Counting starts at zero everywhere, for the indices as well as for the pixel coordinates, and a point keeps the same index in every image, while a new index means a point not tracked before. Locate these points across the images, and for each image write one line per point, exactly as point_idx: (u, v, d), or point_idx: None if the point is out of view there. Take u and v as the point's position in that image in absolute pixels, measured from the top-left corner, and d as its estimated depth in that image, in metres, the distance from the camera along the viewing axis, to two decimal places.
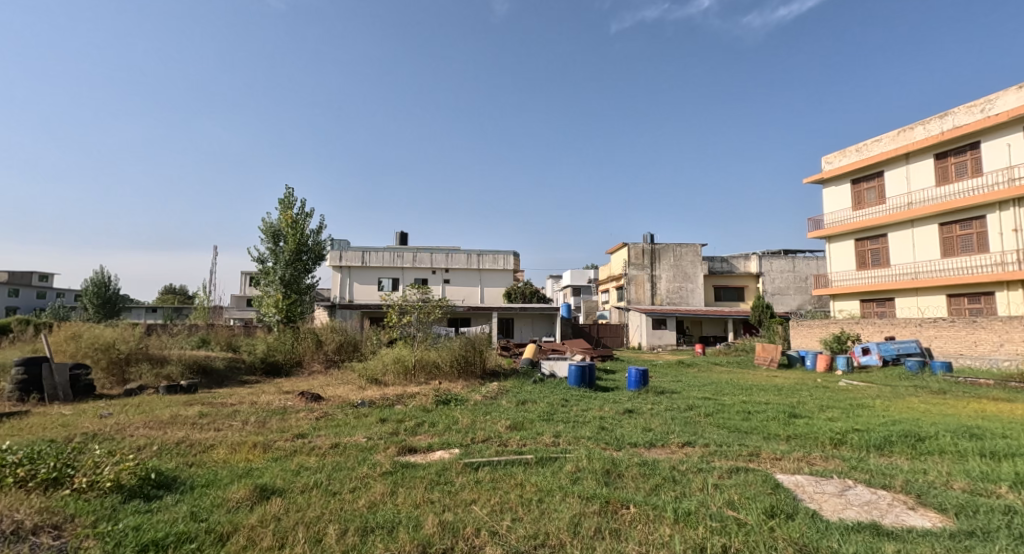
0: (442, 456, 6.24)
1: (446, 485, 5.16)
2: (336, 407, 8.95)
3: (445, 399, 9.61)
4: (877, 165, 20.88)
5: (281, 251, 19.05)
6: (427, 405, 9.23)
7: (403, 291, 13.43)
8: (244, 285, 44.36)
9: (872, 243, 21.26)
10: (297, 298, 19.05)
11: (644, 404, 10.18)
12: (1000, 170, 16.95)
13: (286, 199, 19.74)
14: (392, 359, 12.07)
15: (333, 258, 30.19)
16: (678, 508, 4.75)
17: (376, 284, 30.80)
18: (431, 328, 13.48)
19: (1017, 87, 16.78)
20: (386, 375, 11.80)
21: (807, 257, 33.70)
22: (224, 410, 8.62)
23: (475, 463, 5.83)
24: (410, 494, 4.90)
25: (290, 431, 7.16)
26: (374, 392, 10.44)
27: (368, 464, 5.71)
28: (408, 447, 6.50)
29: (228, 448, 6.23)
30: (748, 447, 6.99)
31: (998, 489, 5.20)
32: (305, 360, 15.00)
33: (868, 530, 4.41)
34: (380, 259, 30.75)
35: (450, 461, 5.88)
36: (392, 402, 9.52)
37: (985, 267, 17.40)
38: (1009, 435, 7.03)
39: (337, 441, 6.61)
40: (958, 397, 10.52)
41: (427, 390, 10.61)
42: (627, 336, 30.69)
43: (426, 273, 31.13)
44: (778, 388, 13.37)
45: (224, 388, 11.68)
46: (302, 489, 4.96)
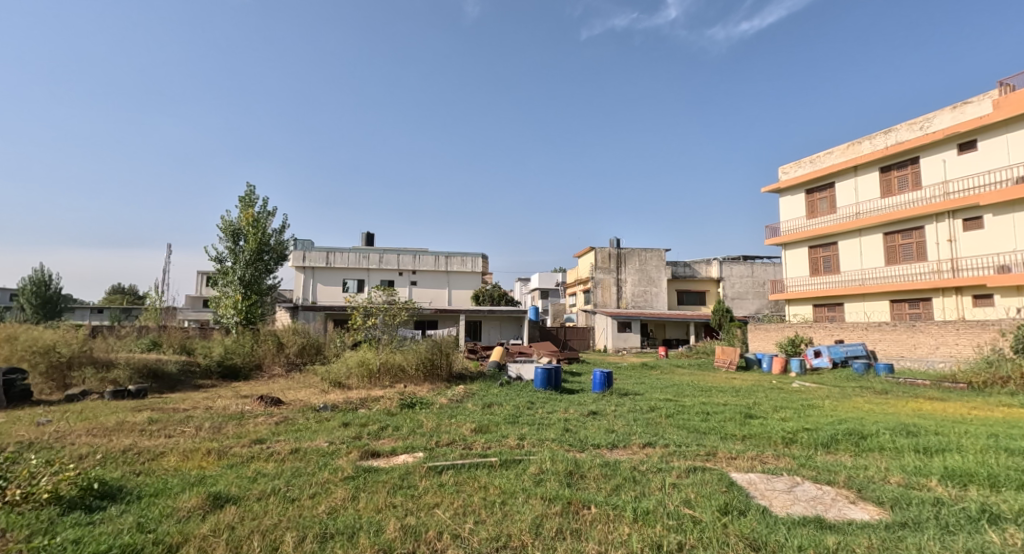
0: (405, 460, 6.26)
1: (409, 489, 5.19)
2: (297, 412, 8.82)
3: (410, 403, 9.59)
4: (828, 176, 21.85)
5: (241, 250, 18.57)
6: (392, 408, 9.22)
7: (368, 292, 13.22)
8: (199, 285, 43.04)
9: (824, 250, 22.20)
10: (257, 298, 18.64)
11: (607, 406, 10.40)
12: (937, 185, 18.03)
13: (247, 196, 19.30)
14: (356, 362, 11.93)
15: (297, 258, 29.65)
16: (638, 508, 4.91)
17: (341, 286, 30.38)
18: (397, 330, 13.31)
19: (953, 107, 17.84)
20: (350, 378, 11.68)
21: (764, 262, 34.92)
22: (176, 416, 8.38)
23: (439, 467, 5.87)
24: (373, 499, 4.91)
25: (247, 436, 7.05)
26: (336, 396, 10.31)
27: (329, 469, 5.68)
28: (371, 451, 6.50)
29: (180, 455, 6.10)
30: (705, 447, 7.24)
31: (930, 482, 5.56)
32: (265, 363, 14.69)
33: (812, 523, 4.66)
34: (345, 261, 30.35)
35: (414, 465, 5.91)
36: (356, 405, 9.43)
37: (924, 274, 18.41)
38: (942, 432, 7.49)
39: (297, 447, 6.54)
40: (899, 397, 11.13)
41: (392, 393, 10.57)
42: (593, 338, 31.16)
43: (392, 274, 30.88)
44: (735, 389, 13.87)
45: (176, 393, 11.34)
46: (258, 497, 4.90)
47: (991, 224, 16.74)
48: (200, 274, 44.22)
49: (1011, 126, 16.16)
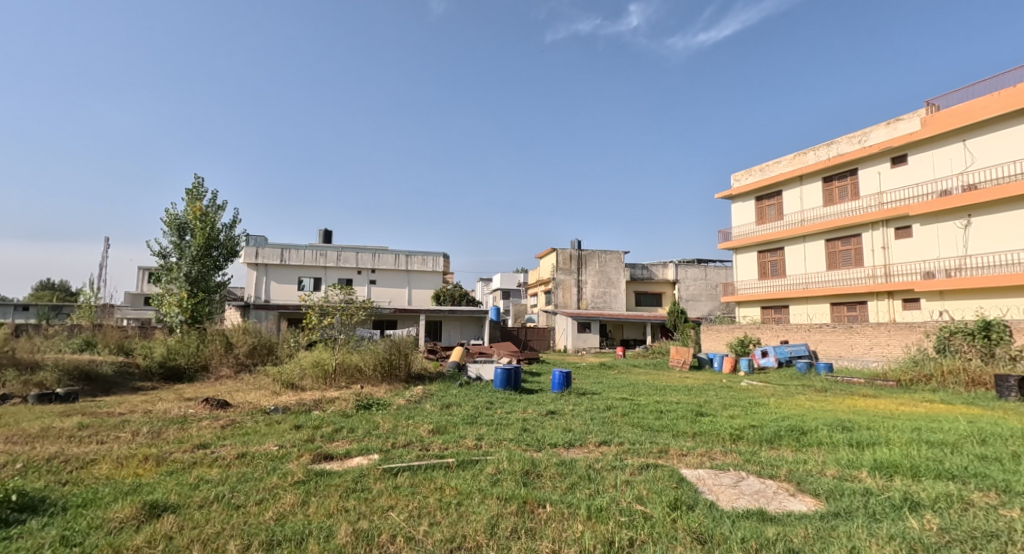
0: (359, 462, 6.20)
1: (362, 493, 5.15)
2: (246, 414, 8.58)
3: (367, 404, 9.49)
4: (775, 185, 22.81)
5: (187, 246, 17.86)
6: (347, 409, 9.09)
7: (324, 290, 12.84)
8: (141, 282, 41.08)
9: (771, 255, 23.15)
10: (204, 297, 17.98)
11: (565, 406, 10.58)
12: (872, 196, 19.12)
13: (194, 189, 18.58)
14: (311, 362, 11.68)
15: (249, 255, 28.75)
16: (591, 505, 5.03)
17: (296, 284, 29.63)
18: (354, 330, 13.10)
19: (887, 122, 18.90)
20: (304, 380, 11.44)
21: (717, 265, 36.10)
22: (110, 421, 8.01)
23: (395, 468, 5.84)
24: (324, 503, 4.86)
25: (190, 441, 6.82)
26: (288, 398, 10.06)
27: (278, 474, 5.58)
28: (324, 454, 6.40)
29: (114, 462, 5.86)
30: (658, 444, 7.47)
31: (861, 474, 5.91)
32: (212, 364, 14.21)
33: (755, 516, 4.89)
34: (301, 258, 29.62)
35: (368, 467, 5.86)
36: (309, 407, 9.25)
37: (861, 279, 19.43)
38: (874, 427, 7.98)
39: (244, 451, 6.38)
40: (837, 394, 11.77)
41: (347, 394, 10.40)
42: (553, 338, 31.52)
43: (350, 273, 30.31)
44: (688, 388, 14.32)
45: (111, 396, 10.83)
46: (200, 504, 4.77)
47: (921, 232, 17.83)
48: (142, 270, 42.20)
49: (938, 143, 17.31)
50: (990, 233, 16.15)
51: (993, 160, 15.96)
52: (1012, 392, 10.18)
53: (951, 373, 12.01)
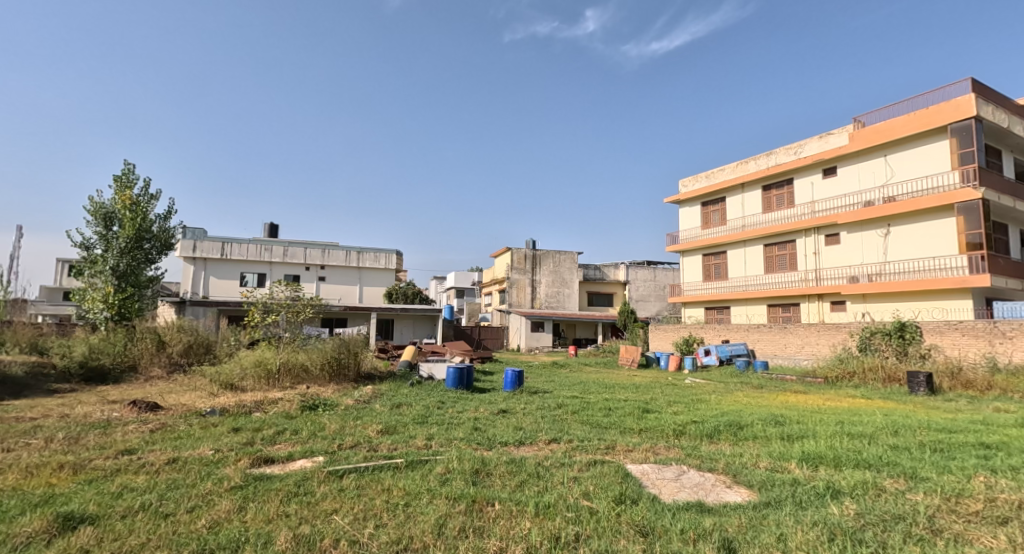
0: (302, 465, 6.09)
1: (305, 496, 5.07)
2: (178, 417, 8.25)
3: (312, 405, 9.29)
4: (720, 191, 23.79)
5: (115, 237, 16.91)
6: (292, 411, 8.88)
7: (269, 287, 12.01)
8: (59, 274, 38.57)
9: (715, 258, 24.09)
10: (133, 292, 17.07)
11: (516, 404, 10.70)
12: (805, 204, 20.27)
13: (124, 176, 17.59)
14: (253, 362, 11.26)
15: (186, 248, 27.52)
16: (540, 502, 5.14)
17: (239, 280, 28.62)
18: (301, 327, 12.59)
19: (820, 136, 20.11)
20: (245, 380, 10.97)
21: (666, 267, 37.24)
22: (22, 427, 7.52)
23: (340, 471, 5.78)
24: (262, 509, 4.76)
25: (112, 447, 6.51)
26: (226, 399, 9.71)
27: (213, 479, 5.41)
28: (265, 457, 6.24)
29: (24, 472, 5.52)
30: (606, 441, 7.69)
31: (790, 465, 6.29)
32: (141, 363, 13.49)
33: (694, 508, 5.13)
34: (243, 252, 28.59)
35: (312, 470, 5.77)
36: (250, 409, 8.98)
37: (794, 282, 20.49)
38: (803, 421, 8.51)
39: (175, 456, 6.14)
40: (772, 391, 12.44)
41: (292, 395, 10.18)
42: (506, 338, 31.69)
43: (298, 269, 29.47)
44: (635, 386, 14.75)
45: (24, 399, 10.14)
46: (122, 515, 4.58)
47: (848, 239, 19.00)
48: (61, 262, 39.61)
49: (863, 157, 18.53)
50: (908, 241, 17.36)
51: (911, 174, 17.20)
52: (922, 387, 11.06)
53: (871, 370, 12.92)
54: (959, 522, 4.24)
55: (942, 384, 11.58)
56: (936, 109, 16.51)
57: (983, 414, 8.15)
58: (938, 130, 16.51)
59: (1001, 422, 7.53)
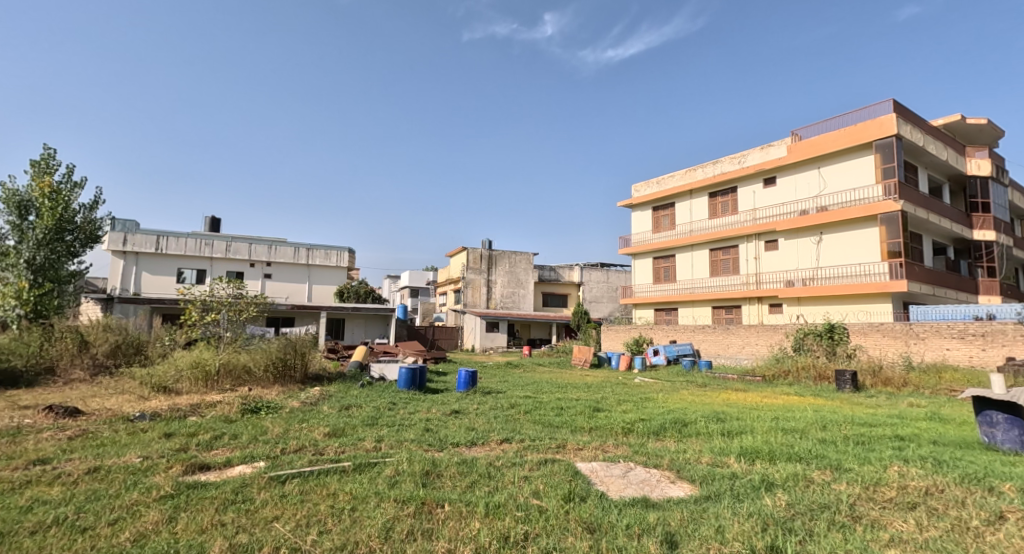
0: (241, 471, 5.92)
1: (243, 504, 4.94)
2: (103, 423, 7.83)
3: (254, 408, 9.03)
4: (669, 197, 24.57)
5: (31, 228, 15.80)
6: (231, 414, 8.58)
7: (209, 283, 11.86)
8: None
9: (665, 261, 24.81)
10: (53, 287, 16.02)
11: (469, 404, 10.72)
12: (747, 212, 21.21)
13: (43, 161, 16.52)
14: (189, 363, 10.78)
15: (115, 242, 26.28)
16: (489, 503, 5.19)
17: (176, 275, 27.38)
18: (244, 327, 12.29)
19: (761, 147, 21.10)
20: (180, 382, 10.47)
21: (619, 269, 38.08)
22: None
23: (282, 476, 5.65)
24: (195, 519, 4.60)
25: (25, 457, 6.12)
26: (159, 403, 9.28)
27: (140, 489, 5.19)
28: (199, 464, 6.03)
29: None
30: (557, 440, 7.84)
31: (730, 460, 6.58)
32: (61, 366, 12.66)
33: (639, 503, 5.31)
34: (180, 247, 27.40)
35: (252, 476, 5.61)
36: (184, 413, 8.62)
37: (737, 285, 21.37)
38: (742, 417, 8.93)
39: (97, 465, 5.85)
40: (714, 389, 12.97)
41: (232, 397, 9.83)
42: (460, 338, 31.62)
43: (242, 265, 28.46)
44: (586, 385, 15.05)
45: None
46: (35, 530, 4.33)
47: (786, 245, 19.97)
48: None
49: (800, 168, 19.58)
50: (839, 247, 18.40)
51: (842, 186, 18.28)
52: (848, 384, 11.79)
53: (804, 369, 13.68)
54: (876, 509, 4.58)
55: (865, 381, 12.36)
56: (864, 126, 17.66)
57: (900, 409, 8.80)
58: (865, 145, 17.66)
59: (915, 416, 8.16)
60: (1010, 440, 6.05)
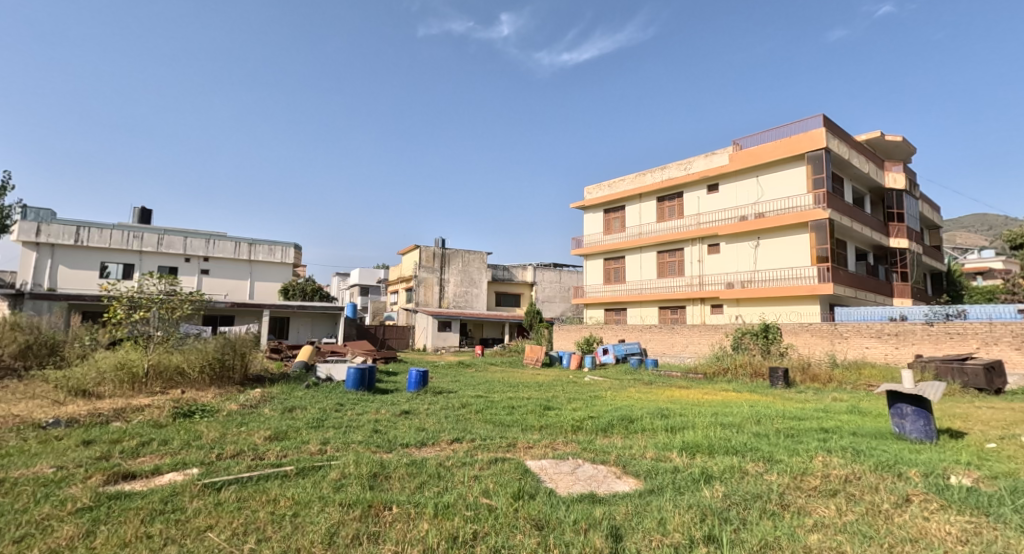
0: (172, 479, 5.69)
1: (173, 514, 4.76)
2: (14, 430, 7.31)
3: (187, 412, 8.67)
4: (619, 200, 25.17)
5: None
6: (161, 418, 8.21)
7: (138, 279, 11.09)
8: None
9: (615, 263, 25.37)
10: None
11: (420, 405, 10.65)
12: (692, 216, 22.01)
13: None
14: (114, 365, 10.18)
15: (27, 232, 24.56)
16: (438, 503, 5.21)
17: (99, 270, 25.84)
18: (178, 325, 11.51)
19: (706, 154, 21.95)
20: (102, 385, 9.83)
21: (571, 269, 38.64)
22: None
23: (218, 483, 5.47)
24: (118, 531, 4.41)
25: None
26: (78, 408, 8.72)
27: (55, 502, 4.91)
28: (124, 473, 5.76)
29: None
30: (507, 438, 7.93)
31: (672, 455, 6.85)
32: None
33: (586, 499, 5.45)
34: (104, 239, 25.88)
35: (184, 484, 5.42)
36: (107, 418, 8.18)
37: (681, 286, 22.14)
38: (685, 413, 9.29)
39: (6, 477, 5.49)
40: (659, 387, 13.44)
41: (162, 401, 9.39)
42: (412, 338, 31.32)
43: (176, 260, 27.17)
44: (538, 384, 15.23)
45: None
46: None
47: (727, 249, 20.84)
48: None
49: (740, 176, 20.50)
50: (775, 252, 19.36)
51: (778, 194, 19.25)
52: (781, 381, 12.46)
53: (741, 366, 14.37)
54: (802, 497, 4.90)
55: (795, 377, 13.10)
56: (797, 138, 18.67)
57: (826, 403, 9.39)
58: (799, 157, 18.68)
59: (839, 409, 8.74)
60: (917, 430, 6.59)
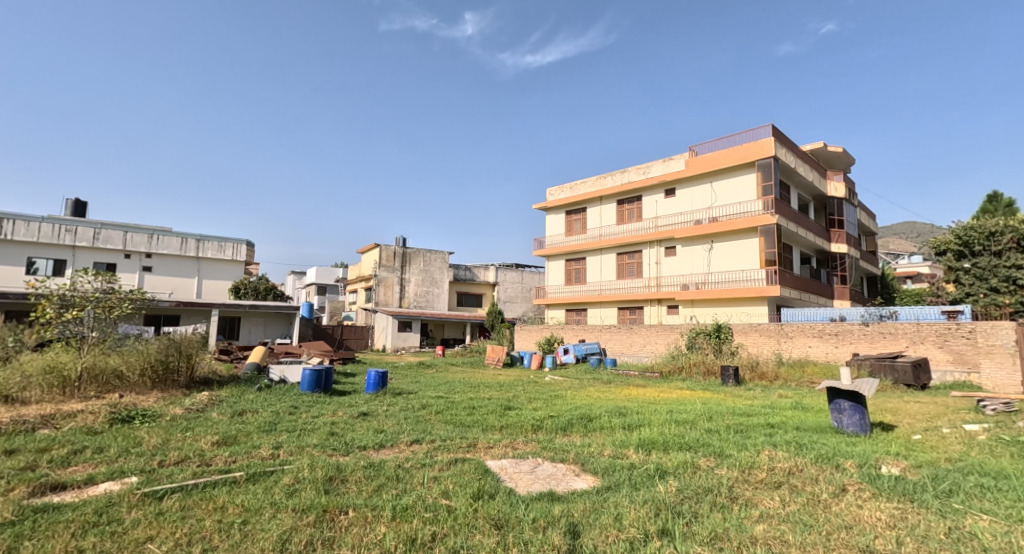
0: (109, 488, 5.46)
1: (110, 526, 4.58)
2: None
3: (125, 417, 8.31)
4: (581, 202, 25.53)
5: None
6: (96, 425, 7.84)
7: (71, 276, 10.49)
8: None
9: (576, 264, 25.70)
10: None
11: (379, 406, 10.54)
12: (650, 220, 22.54)
13: None
14: (43, 368, 9.63)
15: None
16: (397, 506, 5.20)
17: (26, 266, 24.31)
18: (115, 326, 11.02)
19: (663, 160, 22.54)
20: (29, 391, 9.25)
21: (532, 270, 38.91)
22: None
23: (160, 491, 5.30)
24: (45, 547, 4.21)
25: None
26: (3, 414, 8.22)
27: None
28: (52, 484, 5.49)
29: None
30: (467, 439, 7.94)
31: (629, 452, 7.03)
32: None
33: (545, 498, 5.53)
34: (34, 234, 24.43)
35: (122, 493, 5.22)
36: (35, 426, 7.74)
37: (639, 288, 22.63)
38: (641, 411, 9.53)
39: None
40: (616, 385, 13.74)
41: (97, 406, 8.96)
42: (371, 338, 30.89)
43: (114, 256, 25.94)
44: (499, 384, 15.29)
45: None
46: None
47: (683, 251, 21.42)
48: None
49: (696, 182, 21.14)
50: (727, 255, 20.02)
51: (731, 200, 19.94)
52: (732, 378, 12.92)
53: (695, 365, 14.84)
54: (748, 490, 5.13)
55: (744, 375, 13.62)
56: (748, 146, 19.41)
57: (772, 400, 9.82)
58: (750, 165, 19.44)
59: (783, 406, 9.15)
60: (853, 424, 6.99)
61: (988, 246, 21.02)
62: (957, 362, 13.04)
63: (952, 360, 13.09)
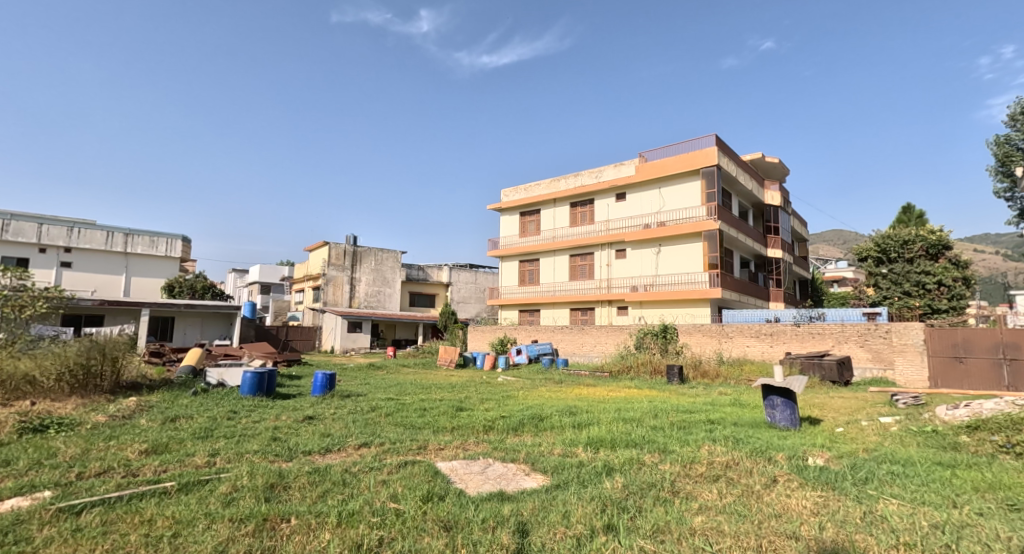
0: (19, 505, 5.04)
1: (17, 546, 4.22)
2: None
3: (38, 426, 7.70)
4: (534, 204, 25.69)
5: None
6: (4, 435, 7.23)
7: None
8: None
9: (529, 264, 25.82)
10: None
11: (326, 409, 10.22)
12: (601, 223, 22.93)
13: None
14: None
15: None
16: (342, 511, 5.04)
17: None
18: (25, 326, 10.17)
19: (615, 164, 22.98)
20: None
21: (485, 270, 38.86)
22: None
23: (78, 506, 4.94)
24: None
25: None
26: None
27: None
28: None
29: None
30: (418, 441, 7.81)
31: (578, 450, 7.09)
32: None
33: (495, 498, 5.50)
34: None
35: (35, 510, 4.82)
36: None
37: (590, 289, 22.95)
38: (591, 410, 9.65)
39: None
40: (567, 385, 13.88)
41: (6, 415, 8.26)
42: (318, 339, 30.04)
43: (28, 251, 24.11)
44: (450, 385, 15.16)
45: None
46: None
47: (632, 254, 21.87)
48: None
49: (645, 187, 21.65)
50: (674, 258, 20.59)
51: (678, 205, 20.54)
52: (676, 377, 13.27)
53: (643, 364, 15.19)
54: (690, 483, 5.26)
55: (688, 374, 14.04)
56: (695, 154, 20.05)
57: (713, 398, 10.15)
58: (695, 172, 20.08)
59: (723, 402, 9.49)
60: (784, 418, 7.31)
61: (902, 253, 22.45)
62: (875, 359, 13.90)
63: (870, 358, 13.94)
